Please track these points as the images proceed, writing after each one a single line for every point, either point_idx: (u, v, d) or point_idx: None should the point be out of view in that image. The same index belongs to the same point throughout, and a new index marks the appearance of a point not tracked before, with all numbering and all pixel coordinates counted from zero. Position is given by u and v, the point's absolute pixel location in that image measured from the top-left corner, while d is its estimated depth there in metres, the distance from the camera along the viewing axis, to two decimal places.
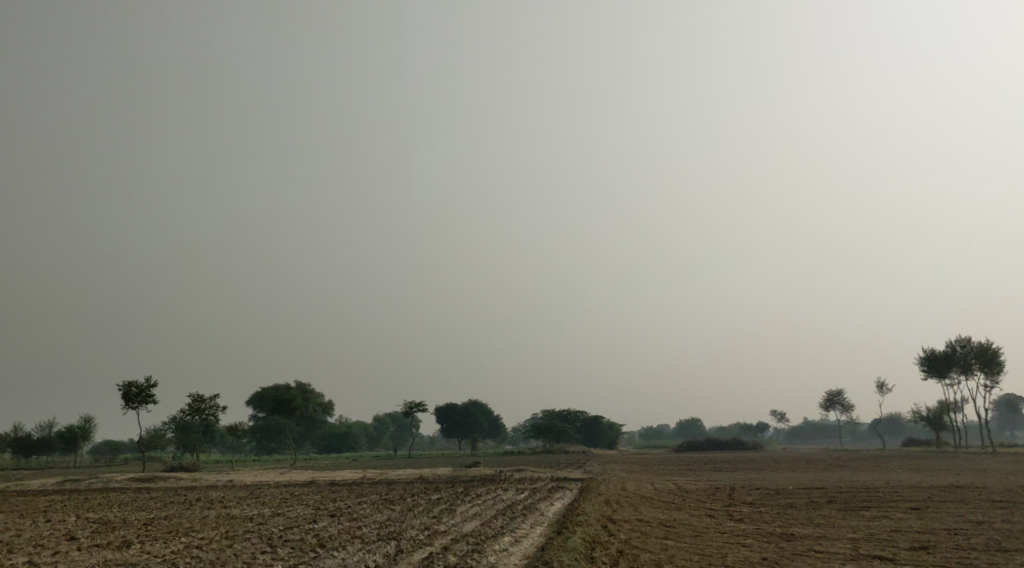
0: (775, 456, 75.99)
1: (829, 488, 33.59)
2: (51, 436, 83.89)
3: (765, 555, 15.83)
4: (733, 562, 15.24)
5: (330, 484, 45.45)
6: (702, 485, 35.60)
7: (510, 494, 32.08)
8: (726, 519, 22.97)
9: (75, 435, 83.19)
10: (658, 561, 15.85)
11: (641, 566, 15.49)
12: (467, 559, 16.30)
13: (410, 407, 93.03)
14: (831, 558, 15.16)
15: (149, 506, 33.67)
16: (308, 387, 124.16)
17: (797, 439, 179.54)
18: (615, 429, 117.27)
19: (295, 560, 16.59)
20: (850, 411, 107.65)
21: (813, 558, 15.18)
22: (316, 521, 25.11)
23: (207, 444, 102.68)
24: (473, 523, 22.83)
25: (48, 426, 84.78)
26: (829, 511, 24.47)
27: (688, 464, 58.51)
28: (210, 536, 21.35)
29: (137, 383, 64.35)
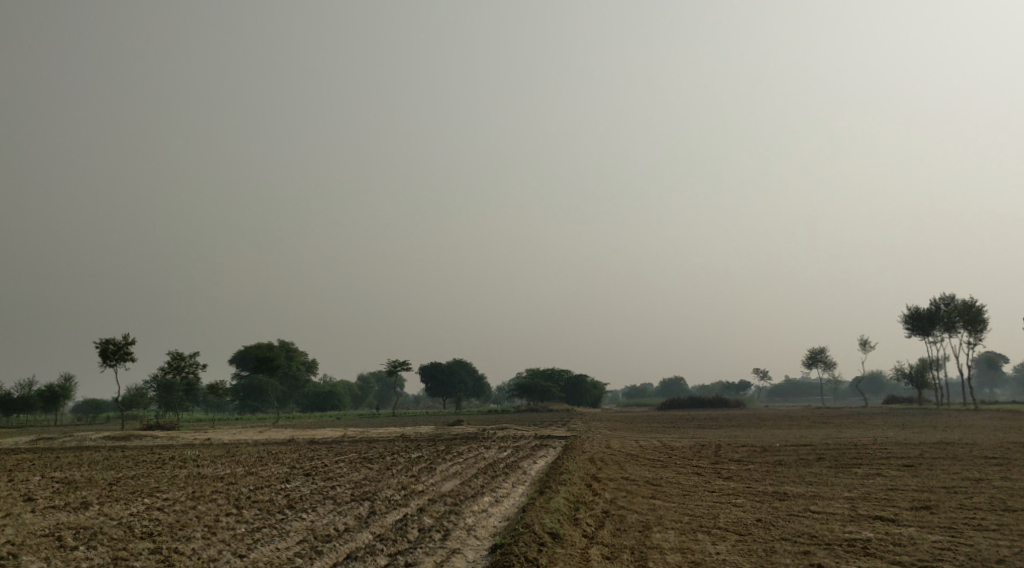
0: (759, 413, 75.73)
1: (816, 445, 32.97)
2: (30, 395, 82.58)
3: (759, 517, 14.85)
4: (725, 524, 14.24)
5: (308, 443, 44.46)
6: (688, 443, 34.90)
7: (491, 452, 31.29)
8: (715, 478, 22.15)
9: (55, 393, 81.87)
10: (646, 523, 14.82)
11: (629, 527, 14.49)
12: (443, 521, 15.27)
13: (393, 365, 92.11)
14: (830, 520, 14.21)
15: (119, 465, 32.62)
16: (292, 345, 123.21)
17: (779, 398, 180.17)
18: (599, 387, 116.99)
19: (259, 523, 15.49)
20: (832, 367, 107.70)
21: (813, 521, 14.19)
22: (288, 480, 24.10)
23: (190, 402, 101.74)
24: (451, 482, 21.88)
25: (28, 385, 83.42)
26: (820, 469, 23.61)
27: (674, 421, 57.96)
28: (175, 497, 20.25)
29: (113, 340, 63.07)
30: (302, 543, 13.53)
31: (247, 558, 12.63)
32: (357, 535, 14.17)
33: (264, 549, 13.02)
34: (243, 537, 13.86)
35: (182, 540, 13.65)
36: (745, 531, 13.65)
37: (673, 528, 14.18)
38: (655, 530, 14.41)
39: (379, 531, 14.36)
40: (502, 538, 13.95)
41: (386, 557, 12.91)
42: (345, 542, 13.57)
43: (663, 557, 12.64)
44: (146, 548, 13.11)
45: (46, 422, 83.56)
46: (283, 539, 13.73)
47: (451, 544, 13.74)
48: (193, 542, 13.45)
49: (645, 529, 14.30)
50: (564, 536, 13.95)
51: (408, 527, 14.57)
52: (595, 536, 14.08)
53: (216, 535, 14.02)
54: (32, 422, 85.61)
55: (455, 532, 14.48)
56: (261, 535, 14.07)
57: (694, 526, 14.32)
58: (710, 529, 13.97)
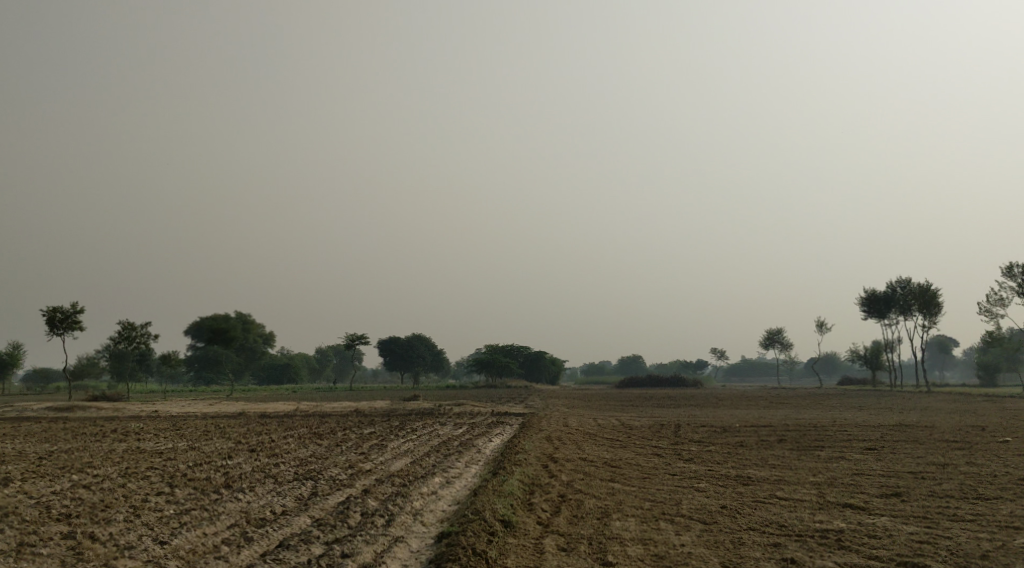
0: (716, 393, 75.50)
1: (776, 426, 32.50)
2: None
3: (724, 504, 14.09)
4: (687, 512, 13.45)
5: (259, 417, 43.13)
6: (647, 422, 34.17)
7: (447, 429, 30.34)
8: (675, 459, 21.41)
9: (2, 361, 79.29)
10: (604, 509, 14.00)
11: (587, 515, 13.63)
12: (389, 505, 14.31)
13: (351, 339, 90.71)
14: (799, 508, 13.49)
15: (56, 437, 31.17)
16: (248, 316, 121.18)
17: (735, 378, 181.30)
18: (558, 365, 116.51)
19: (190, 505, 14.41)
20: (789, 348, 108.29)
21: (781, 509, 13.50)
22: (231, 456, 22.97)
23: (142, 373, 99.56)
24: (402, 461, 20.90)
25: None
26: (783, 451, 23.01)
27: (632, 400, 57.55)
28: (108, 473, 19.05)
29: (60, 308, 60.95)
30: (235, 526, 12.56)
31: (168, 546, 11.57)
32: (294, 519, 13.13)
33: (189, 535, 11.97)
34: (170, 521, 12.77)
35: (101, 523, 12.57)
36: (710, 520, 12.85)
37: (634, 516, 13.33)
38: (615, 518, 13.59)
39: (318, 515, 13.34)
40: (450, 526, 13.04)
41: (321, 546, 11.91)
42: (280, 527, 12.60)
43: (623, 549, 11.80)
44: (57, 532, 11.95)
45: None
46: (212, 522, 12.71)
47: (395, 532, 12.79)
48: (111, 526, 12.32)
49: (604, 516, 13.46)
50: (517, 523, 13.09)
51: (350, 511, 13.56)
52: (550, 522, 13.25)
53: (139, 519, 12.88)
54: None
55: (401, 517, 13.51)
56: (190, 517, 13.03)
57: (655, 514, 13.50)
58: (670, 517, 13.18)
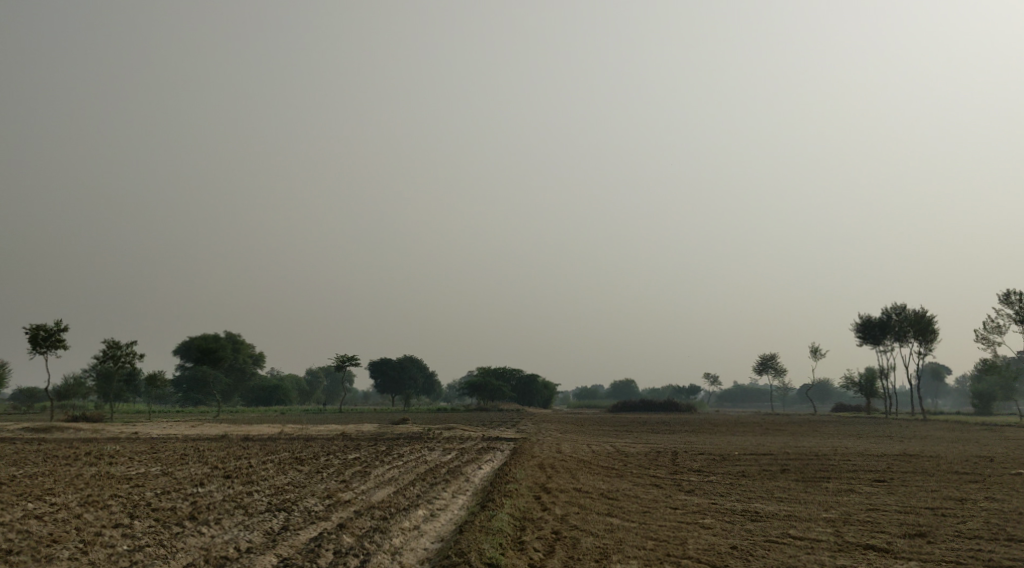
0: (710, 420, 74.09)
1: (776, 454, 31.31)
2: None
3: (734, 545, 12.88)
4: (693, 554, 12.26)
5: (243, 440, 41.66)
6: (643, 449, 32.87)
7: (434, 455, 29.00)
8: (676, 491, 20.18)
9: None
10: (603, 549, 12.77)
11: (582, 556, 12.41)
12: (364, 543, 13.02)
13: (341, 360, 89.22)
14: (816, 550, 12.31)
15: (27, 459, 29.76)
16: (239, 336, 119.66)
17: (727, 404, 180.01)
18: (551, 389, 115.05)
19: (145, 540, 13.15)
20: (783, 374, 107.10)
21: (803, 552, 12.35)
22: (203, 483, 21.61)
23: (130, 393, 97.98)
24: (385, 490, 19.62)
25: None
26: (788, 483, 21.78)
27: (624, 425, 56.24)
28: (67, 501, 17.70)
29: (45, 326, 59.56)
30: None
31: None
32: (258, 560, 11.90)
33: None
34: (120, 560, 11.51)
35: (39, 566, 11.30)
36: (720, 563, 11.69)
37: (636, 558, 12.16)
38: (614, 559, 12.41)
39: (286, 554, 12.09)
40: None
41: None
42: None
43: None
44: None
45: None
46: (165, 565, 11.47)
47: None
48: None
49: (601, 558, 12.25)
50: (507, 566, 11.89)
51: (321, 550, 12.31)
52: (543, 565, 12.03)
53: (86, 557, 11.64)
54: None
55: (376, 557, 12.27)
56: (144, 557, 11.85)
57: (658, 556, 12.31)
58: (675, 561, 11.97)
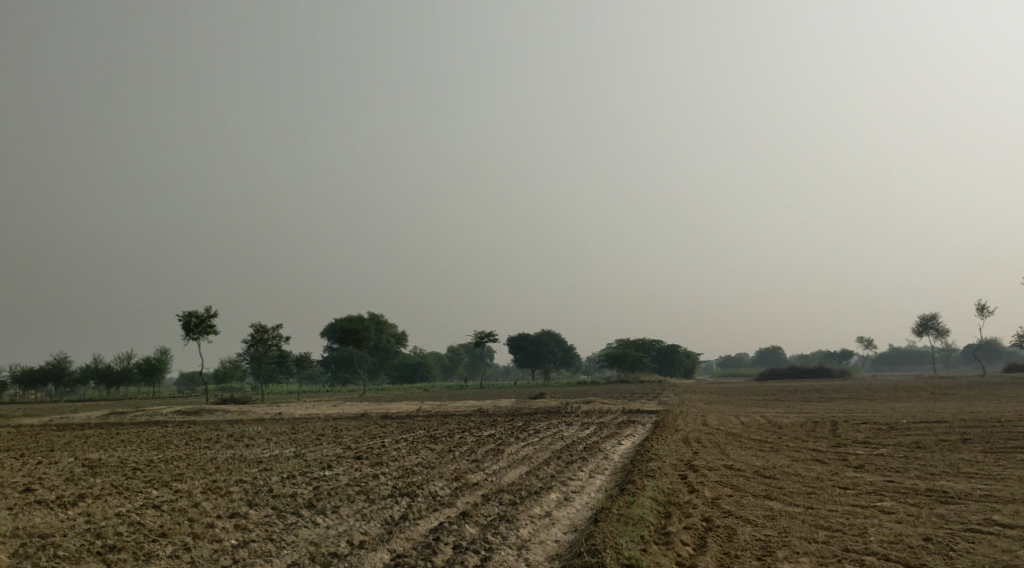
0: (867, 384, 69.83)
1: (950, 422, 28.12)
2: (130, 367, 81.34)
3: (921, 553, 10.92)
4: None
5: (380, 418, 41.29)
6: (798, 419, 30.35)
7: (571, 430, 27.54)
8: (843, 467, 17.95)
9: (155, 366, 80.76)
10: (765, 558, 10.99)
11: None
12: (484, 547, 11.66)
13: (481, 337, 89.17)
14: None
15: (169, 443, 29.83)
16: (381, 316, 121.71)
17: (884, 368, 171.21)
18: (693, 358, 112.11)
19: (256, 534, 12.15)
20: (945, 335, 100.25)
21: (1020, 552, 10.78)
22: (330, 465, 20.76)
23: (282, 375, 101.14)
24: (517, 470, 18.28)
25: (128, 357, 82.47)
26: (973, 455, 19.17)
27: (773, 394, 53.21)
28: (190, 488, 17.11)
29: (196, 313, 61.42)
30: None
31: None
32: None
33: None
34: None
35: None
36: None
37: None
38: None
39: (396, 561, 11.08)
40: None
41: None
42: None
43: None
44: None
45: (148, 394, 82.67)
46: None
47: None
48: None
49: None
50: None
51: (434, 554, 11.27)
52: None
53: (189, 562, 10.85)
54: (133, 394, 85.18)
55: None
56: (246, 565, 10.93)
57: None
58: None
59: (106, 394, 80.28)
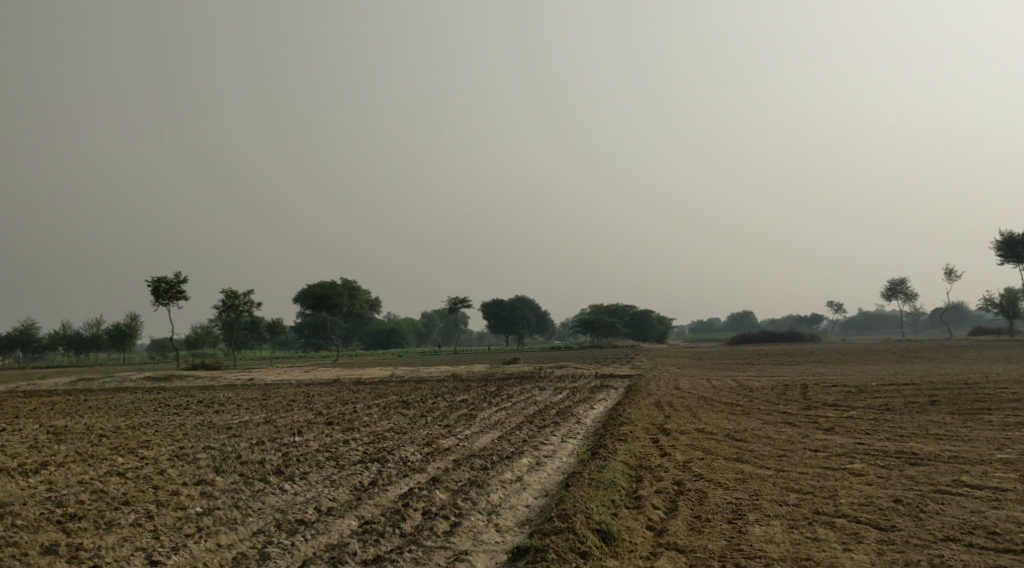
0: (836, 348, 70.51)
1: (918, 384, 28.35)
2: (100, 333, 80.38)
3: (890, 515, 10.92)
4: (842, 535, 10.41)
5: (353, 384, 41.09)
6: (769, 382, 30.49)
7: (544, 395, 27.44)
8: (813, 429, 18.00)
9: (125, 332, 79.88)
10: (735, 521, 10.96)
11: (708, 532, 10.68)
12: (454, 513, 11.55)
13: (454, 303, 88.96)
14: (1000, 533, 10.26)
15: (137, 409, 29.51)
16: (354, 282, 121.11)
17: (853, 332, 173.23)
18: (665, 323, 112.69)
19: (221, 501, 11.94)
20: (913, 299, 101.36)
21: (990, 513, 10.80)
22: (300, 432, 20.54)
23: (255, 341, 100.59)
24: (488, 436, 18.17)
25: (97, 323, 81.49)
26: (943, 417, 19.29)
27: (744, 357, 53.63)
28: (157, 455, 16.84)
29: (165, 278, 60.63)
30: (253, 557, 10.20)
31: None
32: (330, 538, 10.69)
33: None
34: (194, 542, 10.44)
35: (94, 539, 10.49)
36: (879, 556, 9.88)
37: (777, 540, 10.37)
38: (745, 532, 10.66)
39: (364, 528, 10.92)
40: (528, 547, 10.51)
41: None
42: (315, 553, 10.33)
43: None
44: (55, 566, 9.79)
45: (118, 360, 81.85)
46: (227, 543, 10.52)
47: (454, 556, 10.39)
48: (115, 553, 10.13)
49: (730, 536, 10.52)
50: (620, 542, 10.65)
51: (402, 522, 11.13)
52: (666, 543, 10.53)
53: (152, 533, 10.62)
54: (103, 361, 84.27)
55: (461, 535, 10.90)
56: (210, 532, 10.73)
57: (802, 534, 10.52)
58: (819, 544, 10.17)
59: (76, 360, 79.36)
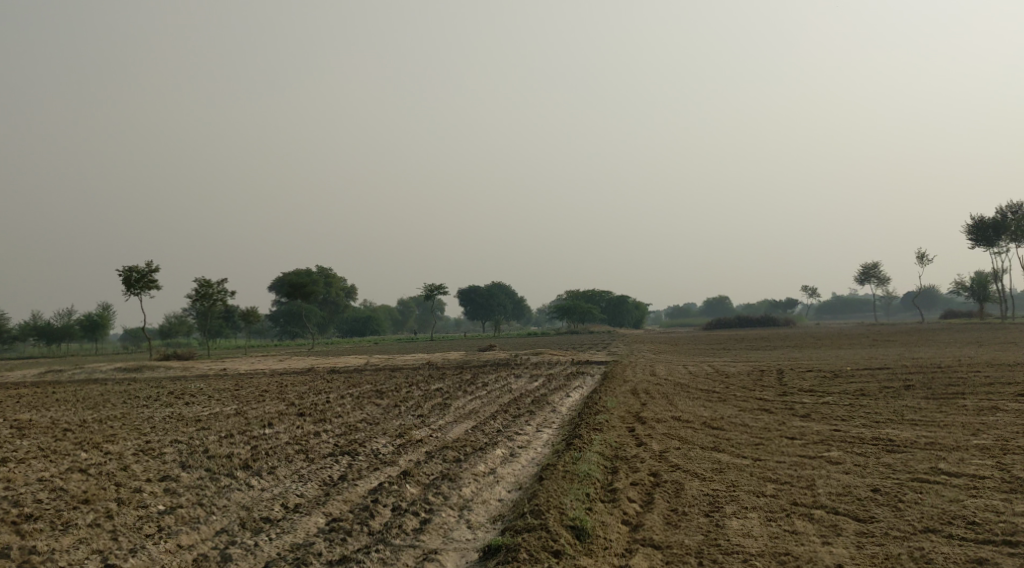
0: (812, 332, 70.82)
1: (893, 368, 28.35)
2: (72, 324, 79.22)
3: (867, 506, 10.75)
4: (820, 528, 10.24)
5: (327, 373, 40.61)
6: (745, 368, 30.40)
7: (519, 383, 27.17)
8: (790, 415, 17.87)
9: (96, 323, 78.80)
10: (712, 514, 10.77)
11: (685, 526, 10.49)
12: (425, 509, 11.26)
13: (430, 290, 88.48)
14: (978, 523, 10.13)
15: (105, 402, 28.93)
16: (330, 270, 120.26)
17: (827, 316, 174.49)
18: (642, 308, 112.82)
19: (184, 499, 11.58)
20: (887, 283, 102.05)
21: (968, 502, 10.68)
22: (271, 424, 20.15)
23: (229, 329, 99.69)
24: (462, 426, 17.89)
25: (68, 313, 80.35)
26: (919, 402, 19.20)
27: (720, 343, 53.65)
28: (121, 450, 16.41)
29: (136, 268, 59.73)
30: (215, 558, 9.88)
31: None
32: (296, 537, 10.39)
33: None
34: (154, 543, 10.09)
35: (49, 541, 10.12)
36: (857, 549, 9.74)
37: (754, 533, 10.19)
38: (721, 525, 10.48)
39: (331, 527, 10.62)
40: (499, 545, 10.26)
41: None
42: (279, 553, 10.00)
43: None
44: None
45: (90, 351, 80.77)
46: (187, 544, 10.18)
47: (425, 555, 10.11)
48: (71, 558, 9.75)
49: (706, 529, 10.33)
50: (595, 538, 10.41)
51: (371, 519, 10.85)
52: (642, 539, 10.31)
53: (110, 535, 10.26)
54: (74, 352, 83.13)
55: (431, 533, 10.62)
56: (171, 532, 10.39)
57: (781, 526, 10.35)
58: (796, 536, 10.00)
59: (47, 351, 78.15)
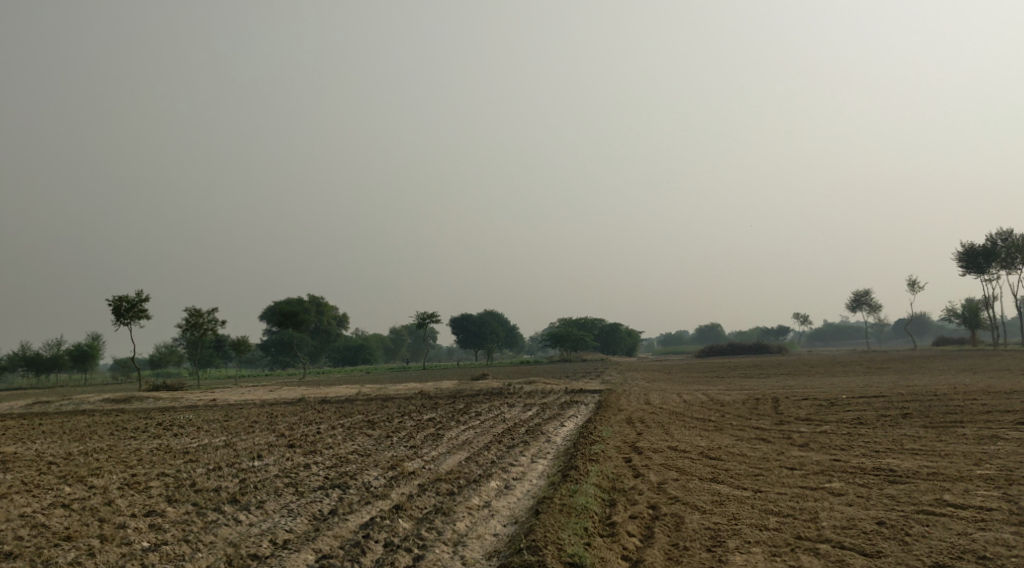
0: (804, 360, 70.65)
1: (889, 396, 28.12)
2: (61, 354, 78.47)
3: (873, 540, 10.48)
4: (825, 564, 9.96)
5: (318, 403, 40.20)
6: (740, 396, 30.13)
7: (513, 412, 26.85)
8: (788, 445, 17.60)
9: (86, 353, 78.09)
10: (714, 549, 10.49)
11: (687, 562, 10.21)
12: (417, 545, 10.95)
13: (423, 318, 88.18)
14: (987, 558, 9.87)
15: (92, 434, 28.46)
16: (321, 299, 119.85)
17: (819, 343, 174.53)
18: (634, 335, 112.58)
19: (170, 535, 11.26)
20: (878, 310, 102.12)
21: (976, 535, 10.42)
22: (261, 456, 19.79)
23: (220, 359, 99.01)
24: (456, 457, 17.59)
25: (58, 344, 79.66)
26: (917, 431, 18.97)
27: (714, 370, 53.46)
28: (107, 484, 16.04)
29: (127, 297, 59.29)
30: None
31: None
32: None
33: None
34: None
35: None
36: None
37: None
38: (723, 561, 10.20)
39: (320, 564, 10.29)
40: None
41: None
42: None
43: None
44: None
45: (79, 382, 80.00)
46: None
47: None
48: None
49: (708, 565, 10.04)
50: None
51: (362, 556, 10.53)
52: None
53: None
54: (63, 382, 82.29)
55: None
56: None
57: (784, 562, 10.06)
58: None
59: (35, 381, 77.28)
